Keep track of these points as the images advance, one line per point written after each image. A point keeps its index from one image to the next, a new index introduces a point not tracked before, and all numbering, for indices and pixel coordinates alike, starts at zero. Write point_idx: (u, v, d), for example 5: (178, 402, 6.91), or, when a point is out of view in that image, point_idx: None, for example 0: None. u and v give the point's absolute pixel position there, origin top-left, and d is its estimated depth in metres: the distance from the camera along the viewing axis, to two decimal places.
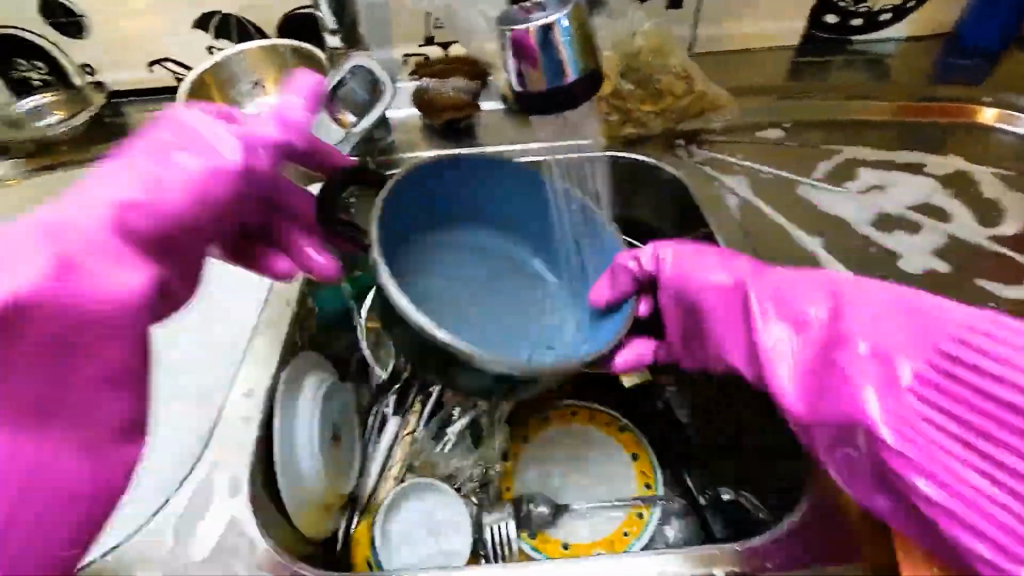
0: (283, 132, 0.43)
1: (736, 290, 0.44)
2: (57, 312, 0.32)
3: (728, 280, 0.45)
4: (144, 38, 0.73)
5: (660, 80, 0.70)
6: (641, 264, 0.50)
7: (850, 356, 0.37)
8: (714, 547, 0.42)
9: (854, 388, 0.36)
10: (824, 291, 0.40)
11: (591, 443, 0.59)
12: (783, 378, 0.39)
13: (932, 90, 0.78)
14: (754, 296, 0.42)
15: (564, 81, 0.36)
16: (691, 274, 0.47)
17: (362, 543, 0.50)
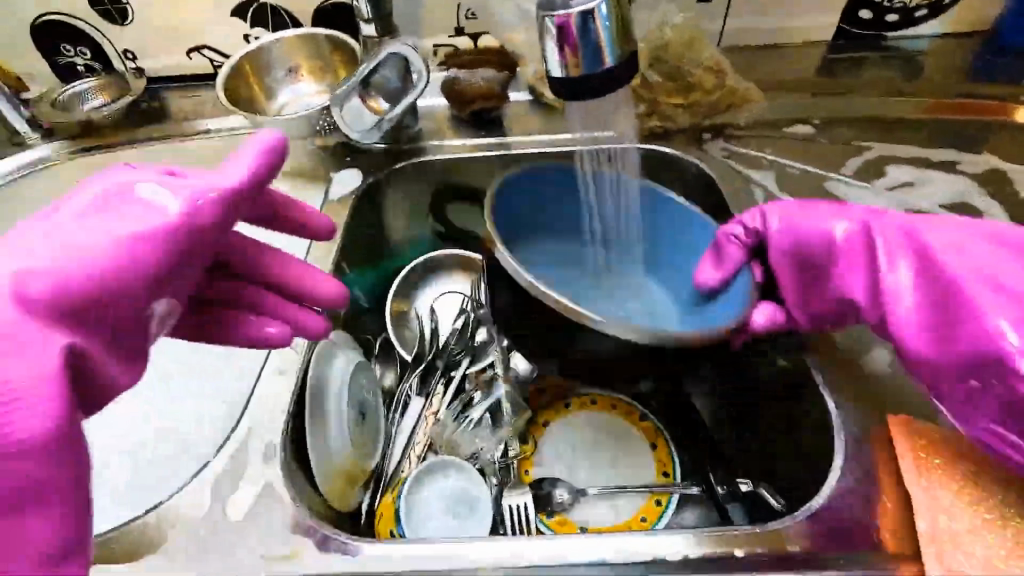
0: (252, 175, 0.38)
1: (851, 238, 0.45)
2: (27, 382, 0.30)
3: (842, 230, 0.45)
4: (184, 26, 0.76)
5: (691, 74, 0.69)
6: (746, 229, 0.51)
7: (987, 295, 0.38)
8: (742, 530, 0.42)
9: (991, 323, 0.37)
10: (943, 238, 0.41)
11: (607, 431, 0.60)
12: (908, 317, 0.40)
13: (969, 88, 0.77)
14: (883, 242, 0.43)
15: (602, 65, 0.37)
16: (807, 227, 0.47)
17: (386, 517, 0.51)
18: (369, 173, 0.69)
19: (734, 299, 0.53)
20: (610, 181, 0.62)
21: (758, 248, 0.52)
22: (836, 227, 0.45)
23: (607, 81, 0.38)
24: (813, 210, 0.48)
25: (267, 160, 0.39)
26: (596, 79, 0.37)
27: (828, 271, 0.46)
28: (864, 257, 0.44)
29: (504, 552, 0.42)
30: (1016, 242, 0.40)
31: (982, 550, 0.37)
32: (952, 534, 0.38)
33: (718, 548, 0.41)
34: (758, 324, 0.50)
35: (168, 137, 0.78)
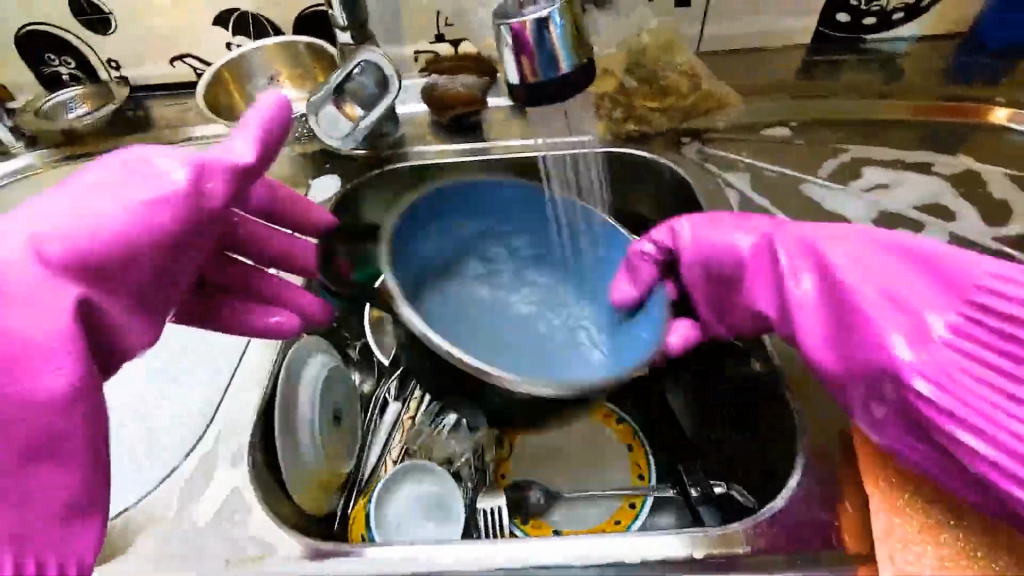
0: (259, 148, 0.41)
1: (755, 249, 0.46)
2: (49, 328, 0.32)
3: (747, 241, 0.47)
4: (167, 35, 0.77)
5: (666, 78, 0.70)
6: (657, 245, 0.52)
7: (875, 304, 0.38)
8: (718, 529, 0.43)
9: (882, 335, 0.37)
10: (851, 248, 0.41)
11: (585, 433, 0.60)
12: (813, 330, 0.41)
13: (945, 90, 0.77)
14: (785, 253, 0.44)
15: (557, 72, 0.37)
16: (719, 240, 0.48)
17: (359, 520, 0.51)
18: (347, 180, 0.71)
19: (651, 318, 0.53)
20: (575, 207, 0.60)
21: (668, 264, 0.53)
22: (748, 237, 0.47)
23: (566, 86, 0.38)
24: (724, 222, 0.49)
25: (280, 122, 0.42)
26: (555, 85, 0.38)
27: (741, 281, 0.47)
28: (769, 270, 0.45)
29: (472, 555, 0.43)
30: (909, 250, 0.40)
31: (932, 552, 0.37)
32: (904, 536, 0.38)
33: (704, 548, 0.43)
34: (671, 346, 0.51)
35: (152, 145, 0.79)
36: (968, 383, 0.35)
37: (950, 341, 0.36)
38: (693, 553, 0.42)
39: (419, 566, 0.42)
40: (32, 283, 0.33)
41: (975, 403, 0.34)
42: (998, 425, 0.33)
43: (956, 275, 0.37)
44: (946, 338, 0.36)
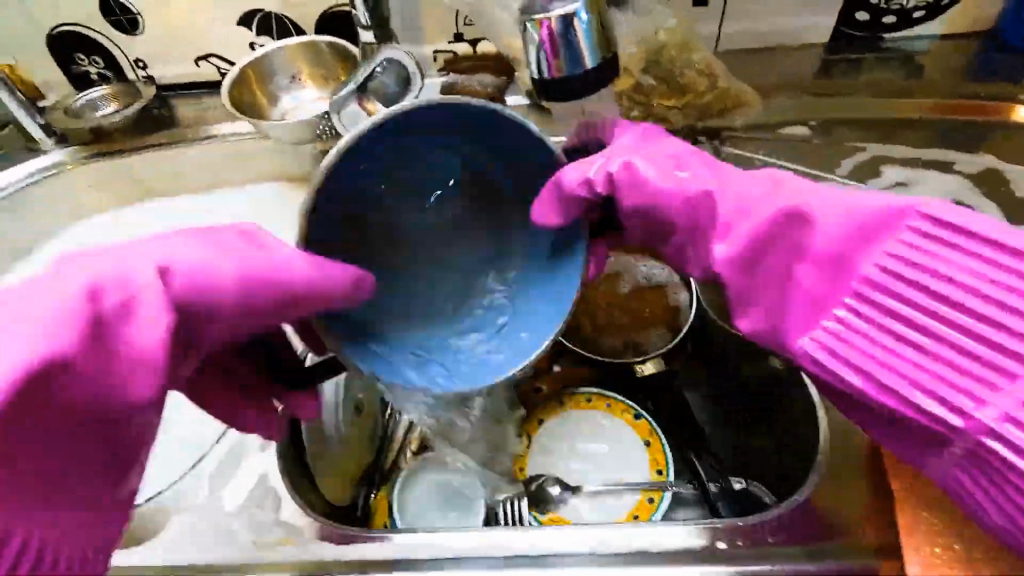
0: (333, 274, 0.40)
1: (685, 200, 0.40)
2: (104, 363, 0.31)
3: (678, 186, 0.41)
4: (193, 36, 0.78)
5: (683, 76, 0.70)
6: (595, 181, 0.41)
7: (808, 276, 0.36)
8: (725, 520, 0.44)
9: (797, 310, 0.36)
10: (805, 201, 0.36)
11: (603, 429, 0.61)
12: (745, 304, 0.39)
13: (966, 88, 0.77)
14: (721, 216, 0.39)
15: (582, 68, 0.38)
16: (652, 185, 0.41)
17: (382, 509, 0.53)
18: None
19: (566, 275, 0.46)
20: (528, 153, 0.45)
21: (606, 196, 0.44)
22: (675, 182, 0.41)
23: (592, 84, 0.39)
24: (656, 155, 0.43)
25: (344, 278, 0.41)
26: (585, 83, 0.39)
27: (663, 224, 0.42)
28: (717, 221, 0.40)
29: (493, 542, 0.43)
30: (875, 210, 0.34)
31: (960, 545, 0.38)
32: (930, 529, 0.39)
33: (707, 539, 0.43)
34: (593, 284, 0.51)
35: (176, 143, 0.81)
36: (889, 353, 0.34)
37: (868, 310, 0.34)
38: (695, 543, 0.43)
39: (450, 552, 0.43)
40: (76, 328, 0.30)
41: (891, 374, 0.34)
42: (930, 395, 0.32)
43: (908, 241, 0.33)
44: (866, 307, 0.34)
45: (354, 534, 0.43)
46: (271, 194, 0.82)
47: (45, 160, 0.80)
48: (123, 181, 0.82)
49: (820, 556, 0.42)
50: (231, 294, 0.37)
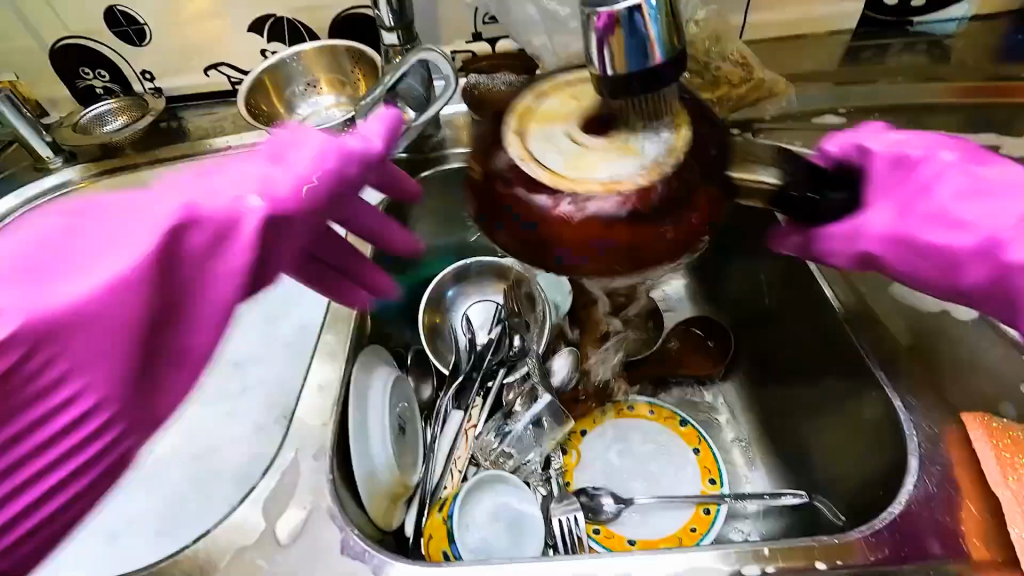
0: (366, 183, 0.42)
1: (881, 237, 0.42)
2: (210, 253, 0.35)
3: (877, 223, 0.42)
4: (203, 45, 0.76)
5: (717, 69, 0.68)
6: (848, 244, 0.44)
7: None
8: (807, 540, 0.39)
9: None
10: (1015, 249, 0.37)
11: (650, 436, 0.59)
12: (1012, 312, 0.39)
13: (1003, 69, 0.74)
14: (904, 254, 0.41)
15: (651, 63, 0.35)
16: (897, 224, 0.41)
17: (437, 536, 0.48)
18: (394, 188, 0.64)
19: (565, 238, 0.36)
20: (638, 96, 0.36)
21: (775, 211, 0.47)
22: (872, 228, 0.42)
23: (657, 80, 0.36)
24: (894, 178, 0.43)
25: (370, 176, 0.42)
26: (653, 80, 0.36)
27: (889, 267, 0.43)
28: (907, 249, 0.41)
29: (567, 570, 0.40)
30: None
31: None
32: None
33: (781, 562, 0.38)
34: None
35: (185, 155, 0.78)
36: None
37: None
38: (767, 569, 0.38)
39: None
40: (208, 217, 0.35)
41: None
42: None
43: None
44: None
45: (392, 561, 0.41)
46: None
47: (52, 179, 0.76)
48: None
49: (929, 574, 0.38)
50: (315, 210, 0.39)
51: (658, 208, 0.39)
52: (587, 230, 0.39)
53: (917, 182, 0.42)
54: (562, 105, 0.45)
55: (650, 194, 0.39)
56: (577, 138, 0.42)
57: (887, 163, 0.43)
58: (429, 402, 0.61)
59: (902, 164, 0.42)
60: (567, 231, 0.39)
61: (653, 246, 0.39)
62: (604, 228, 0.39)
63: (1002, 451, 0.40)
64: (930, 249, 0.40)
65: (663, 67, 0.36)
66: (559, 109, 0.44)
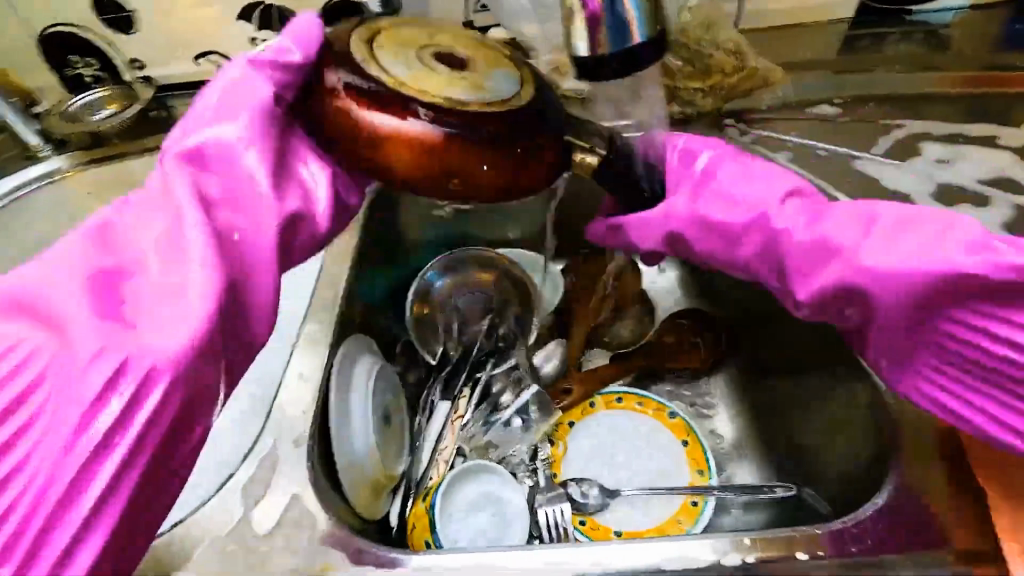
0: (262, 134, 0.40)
1: (683, 217, 0.46)
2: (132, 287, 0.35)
3: (679, 203, 0.46)
4: (191, 33, 0.75)
5: (711, 57, 0.67)
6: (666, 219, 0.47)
7: (801, 245, 0.42)
8: (788, 530, 0.39)
9: (819, 275, 0.41)
10: (781, 222, 0.43)
11: (638, 428, 0.58)
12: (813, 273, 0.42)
13: (1000, 59, 0.73)
14: (707, 229, 0.46)
15: (631, 43, 0.35)
16: (695, 205, 0.46)
17: (420, 526, 0.47)
18: None
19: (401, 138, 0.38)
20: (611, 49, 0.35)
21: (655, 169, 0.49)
22: (679, 206, 0.46)
23: (635, 59, 0.36)
24: (695, 169, 0.47)
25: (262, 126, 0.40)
26: (634, 59, 0.35)
27: (698, 248, 0.47)
28: (709, 235, 0.46)
29: (547, 560, 0.39)
30: (836, 236, 0.41)
31: None
32: None
33: (760, 552, 0.38)
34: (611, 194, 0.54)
35: None
36: (916, 308, 0.38)
37: (853, 268, 0.39)
38: (746, 559, 0.38)
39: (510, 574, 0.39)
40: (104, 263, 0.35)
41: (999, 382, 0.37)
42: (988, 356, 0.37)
43: (880, 256, 0.38)
44: (850, 265, 0.40)
45: (367, 550, 0.40)
46: None
47: (38, 168, 0.77)
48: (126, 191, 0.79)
49: (908, 564, 0.37)
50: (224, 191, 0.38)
51: (475, 138, 0.38)
52: (399, 162, 0.38)
53: (710, 172, 0.46)
54: (419, 34, 0.42)
55: (476, 126, 0.38)
56: (426, 65, 0.39)
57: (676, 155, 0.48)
58: (415, 392, 0.60)
59: (686, 162, 0.48)
60: (376, 152, 0.38)
61: (473, 184, 0.39)
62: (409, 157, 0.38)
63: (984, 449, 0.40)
64: (722, 229, 0.45)
65: (644, 47, 0.35)
66: (412, 36, 0.42)
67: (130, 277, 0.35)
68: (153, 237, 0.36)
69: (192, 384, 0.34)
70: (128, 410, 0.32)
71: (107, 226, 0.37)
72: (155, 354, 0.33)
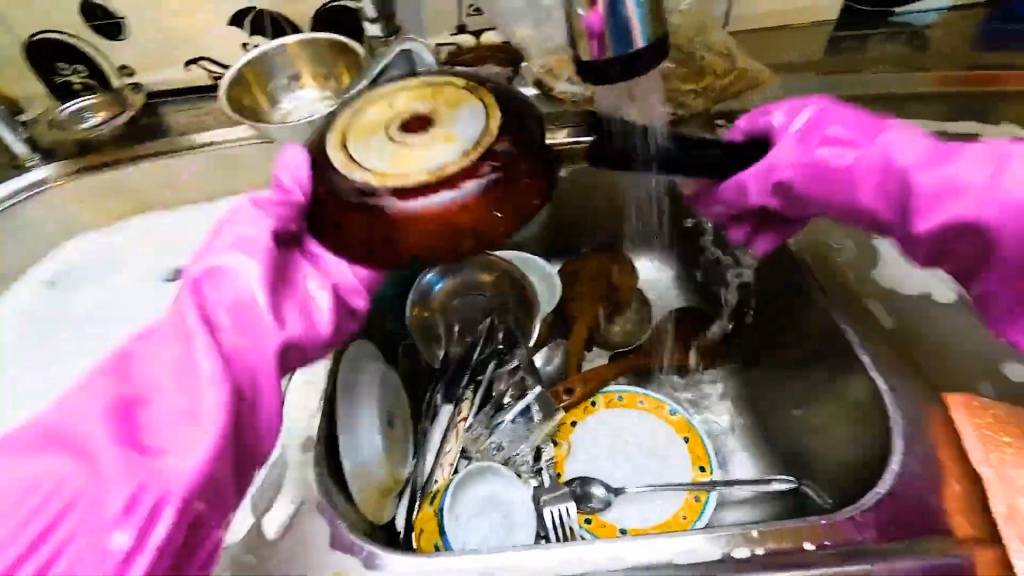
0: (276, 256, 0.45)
1: (790, 171, 0.49)
2: (155, 412, 0.39)
3: (783, 158, 0.49)
4: (183, 38, 0.75)
5: (701, 59, 0.69)
6: (750, 181, 0.51)
7: (923, 183, 0.44)
8: (795, 522, 0.39)
9: (952, 205, 0.43)
10: (904, 160, 0.45)
11: (639, 425, 0.59)
12: (951, 210, 0.43)
13: (982, 58, 0.75)
14: (833, 186, 0.48)
15: (633, 47, 0.35)
16: (806, 162, 0.48)
17: (429, 530, 0.49)
18: None
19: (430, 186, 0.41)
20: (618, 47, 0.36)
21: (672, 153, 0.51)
22: (814, 159, 0.48)
23: (639, 60, 0.36)
24: (864, 123, 0.48)
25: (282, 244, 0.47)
26: (635, 59, 0.36)
27: (812, 205, 0.51)
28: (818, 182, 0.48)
29: (554, 561, 0.39)
30: (957, 174, 0.43)
31: None
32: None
33: (770, 544, 0.39)
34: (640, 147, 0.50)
35: (170, 150, 0.76)
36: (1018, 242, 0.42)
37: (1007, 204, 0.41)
38: (755, 551, 0.38)
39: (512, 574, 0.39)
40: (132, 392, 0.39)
41: None
42: None
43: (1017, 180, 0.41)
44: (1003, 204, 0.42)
45: (377, 552, 0.40)
46: None
47: (27, 176, 0.73)
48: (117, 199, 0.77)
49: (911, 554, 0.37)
50: (243, 314, 0.43)
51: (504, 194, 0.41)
52: (349, 216, 0.41)
53: (854, 129, 0.48)
54: (386, 116, 0.44)
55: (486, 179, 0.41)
56: (395, 139, 0.42)
57: (812, 121, 0.49)
58: (417, 397, 0.60)
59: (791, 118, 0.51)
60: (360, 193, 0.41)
61: (433, 240, 0.40)
62: (355, 209, 0.41)
63: (983, 429, 0.40)
64: (832, 174, 0.48)
65: (646, 52, 0.36)
66: (382, 116, 0.44)
67: (149, 405, 0.39)
68: (166, 366, 0.40)
69: (212, 493, 0.38)
70: (142, 530, 0.35)
71: (128, 357, 0.41)
72: (174, 481, 0.36)
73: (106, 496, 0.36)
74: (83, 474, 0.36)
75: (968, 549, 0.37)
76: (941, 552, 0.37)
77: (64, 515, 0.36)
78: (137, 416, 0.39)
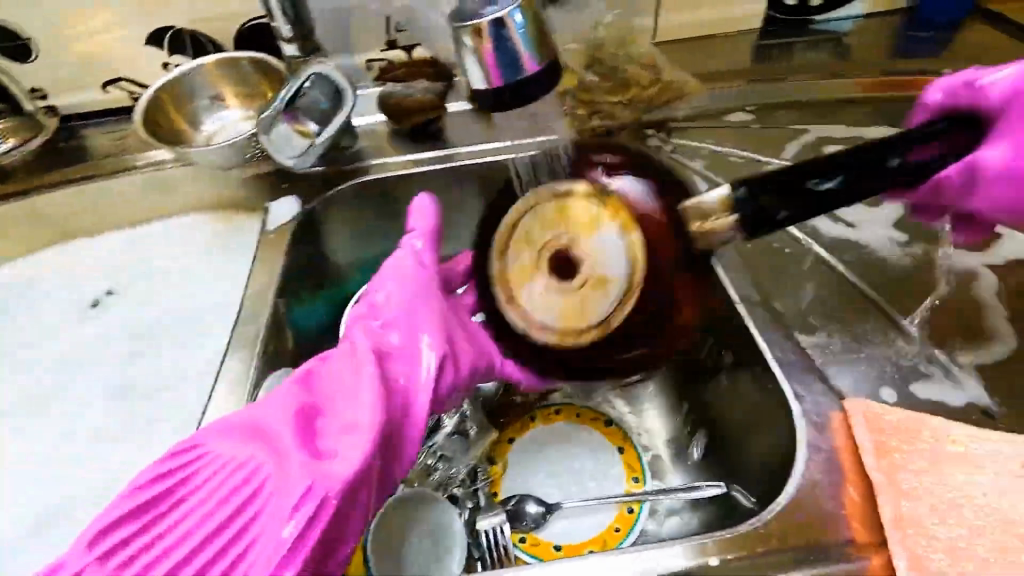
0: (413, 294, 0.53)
1: None
2: (340, 416, 0.44)
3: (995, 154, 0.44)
4: (96, 59, 0.72)
5: (626, 72, 0.70)
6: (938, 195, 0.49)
7: None
8: (700, 537, 0.40)
9: None
10: None
11: (573, 439, 0.60)
12: None
13: (897, 64, 0.78)
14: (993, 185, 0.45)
15: (521, 73, 0.36)
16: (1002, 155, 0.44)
17: (356, 563, 0.48)
18: (307, 200, 0.67)
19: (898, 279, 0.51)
20: (508, 73, 0.36)
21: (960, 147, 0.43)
22: None
23: (532, 84, 0.37)
24: None
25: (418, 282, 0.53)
26: (526, 83, 0.37)
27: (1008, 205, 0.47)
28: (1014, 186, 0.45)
29: None
30: None
31: (944, 532, 0.37)
32: (914, 516, 0.38)
33: (676, 560, 0.39)
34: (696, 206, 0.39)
35: (87, 177, 0.72)
36: None
37: None
38: (693, 561, 0.39)
39: None
40: (302, 400, 0.45)
41: None
42: None
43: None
44: None
45: None
46: (186, 232, 0.72)
47: None
48: (25, 226, 0.72)
49: (811, 563, 0.39)
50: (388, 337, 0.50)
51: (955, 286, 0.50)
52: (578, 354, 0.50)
53: None
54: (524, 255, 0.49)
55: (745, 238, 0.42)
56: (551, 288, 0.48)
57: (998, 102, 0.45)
58: None
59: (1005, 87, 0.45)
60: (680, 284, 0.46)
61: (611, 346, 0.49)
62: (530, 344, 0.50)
63: (878, 434, 0.42)
64: None
65: (534, 76, 0.37)
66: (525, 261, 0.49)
67: (322, 413, 0.45)
68: (344, 388, 0.46)
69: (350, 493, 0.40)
70: (303, 521, 0.38)
71: (310, 373, 0.47)
72: (332, 476, 0.40)
73: (289, 493, 0.40)
74: (247, 466, 0.42)
75: (862, 555, 0.38)
76: (837, 560, 0.38)
77: (255, 495, 0.41)
78: (335, 420, 0.44)
